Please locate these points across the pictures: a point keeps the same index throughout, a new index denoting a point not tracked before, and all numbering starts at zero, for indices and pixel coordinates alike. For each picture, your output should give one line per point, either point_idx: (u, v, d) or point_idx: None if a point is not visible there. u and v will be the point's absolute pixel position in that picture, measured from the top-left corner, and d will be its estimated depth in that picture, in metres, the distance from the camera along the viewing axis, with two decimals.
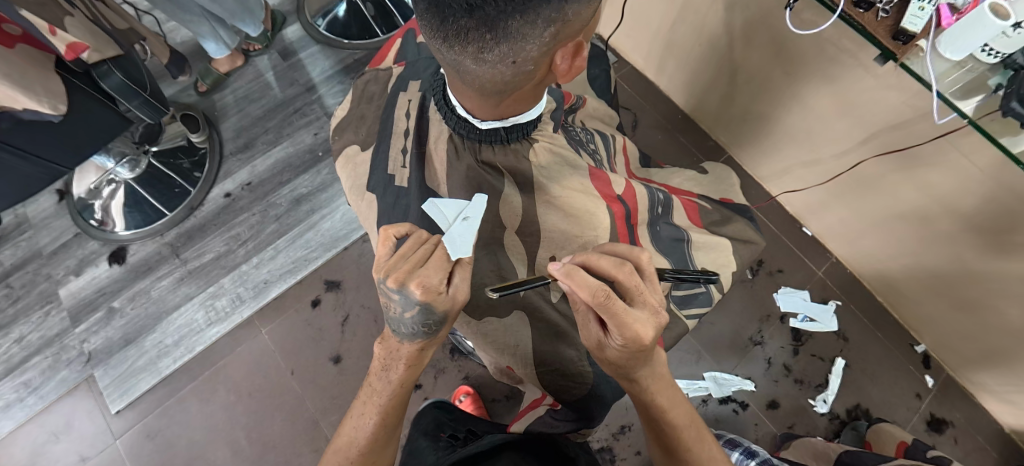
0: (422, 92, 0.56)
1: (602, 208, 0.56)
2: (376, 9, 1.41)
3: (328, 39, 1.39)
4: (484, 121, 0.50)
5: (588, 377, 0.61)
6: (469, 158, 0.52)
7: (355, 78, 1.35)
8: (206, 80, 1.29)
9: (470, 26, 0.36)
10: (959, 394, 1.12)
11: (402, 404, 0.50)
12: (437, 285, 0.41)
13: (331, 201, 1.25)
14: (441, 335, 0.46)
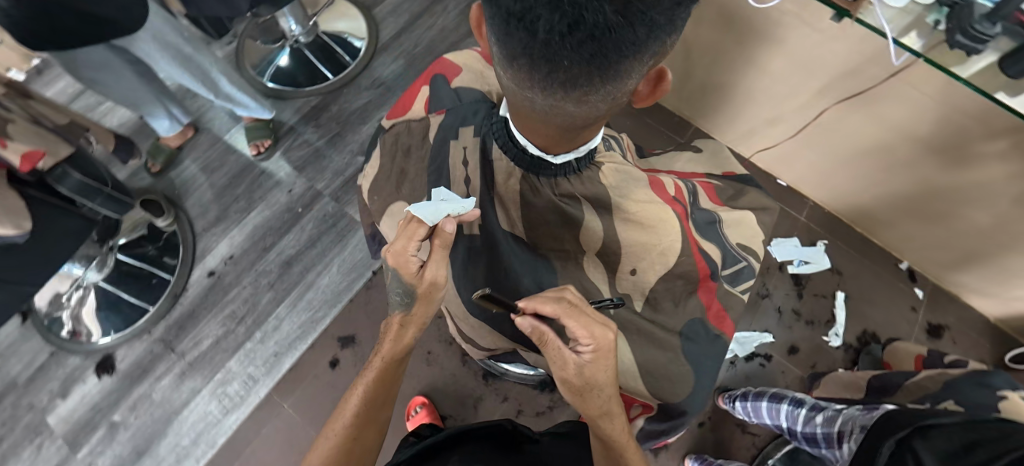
0: (479, 137, 0.54)
1: (671, 214, 0.57)
2: (319, 52, 1.36)
3: (278, 92, 1.34)
4: (557, 157, 0.50)
5: (685, 379, 0.61)
6: (549, 193, 0.52)
7: (316, 126, 1.31)
8: (157, 159, 1.21)
9: (581, 74, 0.34)
10: (945, 299, 1.23)
11: (390, 372, 0.57)
12: (405, 254, 0.50)
13: (323, 256, 1.19)
14: (419, 313, 0.55)
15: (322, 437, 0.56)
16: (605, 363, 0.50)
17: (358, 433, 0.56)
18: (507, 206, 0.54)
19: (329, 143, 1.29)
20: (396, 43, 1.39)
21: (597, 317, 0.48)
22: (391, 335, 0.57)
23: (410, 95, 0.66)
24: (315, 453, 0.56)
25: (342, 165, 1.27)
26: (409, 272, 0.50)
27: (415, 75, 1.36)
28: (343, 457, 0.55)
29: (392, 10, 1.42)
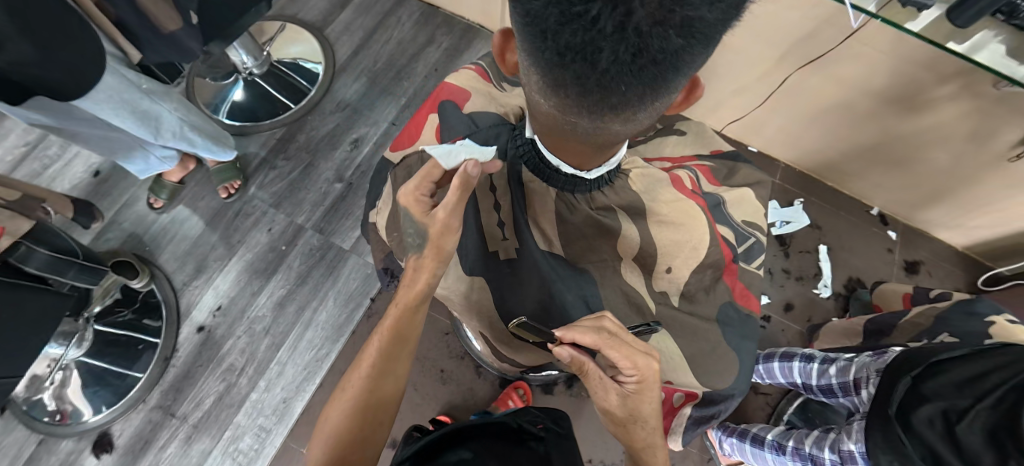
0: (505, 161, 0.56)
1: (696, 207, 0.62)
2: (276, 82, 1.31)
3: (238, 129, 1.28)
4: (591, 172, 0.53)
5: (721, 358, 0.63)
6: (585, 208, 0.56)
7: (286, 158, 1.26)
8: (162, 194, 1.16)
9: (636, 96, 0.34)
10: (916, 236, 1.31)
11: (407, 319, 0.57)
12: (418, 193, 0.53)
13: (316, 293, 1.15)
14: (429, 252, 0.54)
15: (341, 391, 0.57)
16: (649, 393, 0.50)
17: (376, 384, 0.56)
18: (542, 225, 0.57)
19: (301, 175, 1.24)
20: (354, 62, 1.35)
21: (639, 349, 0.48)
22: (406, 276, 0.56)
23: (421, 124, 0.67)
24: (333, 410, 0.56)
25: (319, 196, 1.23)
26: (417, 207, 0.53)
27: (379, 93, 1.33)
28: (362, 410, 0.55)
29: (344, 29, 1.38)
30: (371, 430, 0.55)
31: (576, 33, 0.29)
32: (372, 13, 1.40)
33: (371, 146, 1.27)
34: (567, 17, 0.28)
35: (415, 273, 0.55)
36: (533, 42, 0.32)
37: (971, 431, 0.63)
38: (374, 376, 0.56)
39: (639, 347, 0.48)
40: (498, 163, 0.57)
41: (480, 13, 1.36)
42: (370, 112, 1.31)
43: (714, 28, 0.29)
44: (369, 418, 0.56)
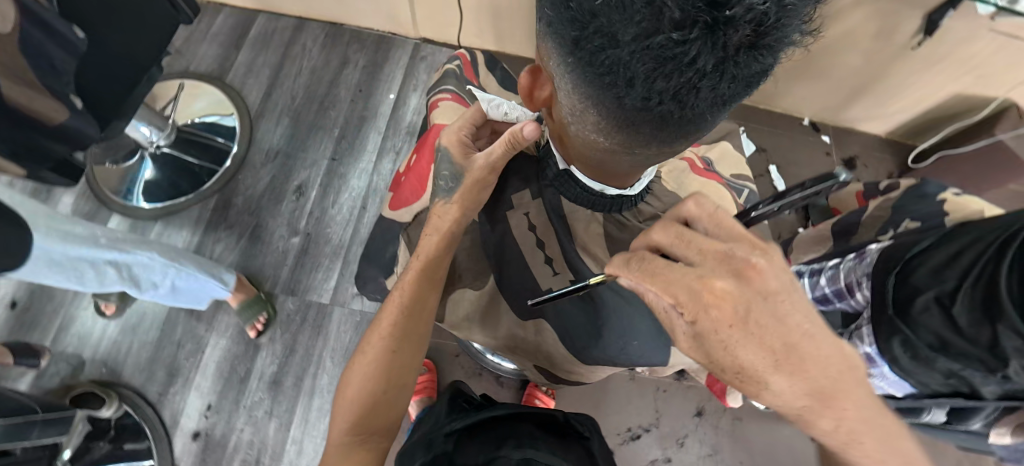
0: (538, 196, 0.58)
1: (718, 186, 0.67)
2: (192, 148, 1.19)
3: (164, 209, 1.14)
4: (635, 186, 0.55)
5: None
6: (635, 223, 0.59)
7: (229, 227, 1.15)
8: (110, 298, 1.03)
9: (709, 116, 0.34)
10: (844, 134, 1.43)
11: (430, 271, 0.57)
12: (462, 136, 0.57)
13: (309, 359, 1.07)
14: (449, 209, 0.56)
15: (363, 350, 0.59)
16: (731, 340, 0.34)
17: (398, 347, 0.58)
18: (579, 245, 0.58)
19: (251, 240, 1.14)
20: (269, 105, 1.25)
21: (681, 274, 0.36)
22: (429, 229, 0.58)
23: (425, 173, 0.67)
24: (356, 371, 0.58)
25: (278, 256, 1.14)
26: (458, 149, 0.57)
27: (308, 130, 1.23)
28: (384, 373, 0.58)
29: (246, 71, 1.27)
30: (394, 391, 0.59)
31: (669, 76, 0.29)
32: (272, 47, 1.29)
33: (318, 189, 1.18)
34: (657, 64, 0.28)
35: (439, 225, 0.57)
36: (610, 90, 0.32)
37: (961, 313, 0.68)
38: (397, 329, 0.58)
39: (678, 273, 0.36)
40: (533, 200, 0.59)
41: (388, 21, 1.28)
42: (304, 153, 1.21)
43: (798, 41, 0.29)
44: (392, 377, 0.58)
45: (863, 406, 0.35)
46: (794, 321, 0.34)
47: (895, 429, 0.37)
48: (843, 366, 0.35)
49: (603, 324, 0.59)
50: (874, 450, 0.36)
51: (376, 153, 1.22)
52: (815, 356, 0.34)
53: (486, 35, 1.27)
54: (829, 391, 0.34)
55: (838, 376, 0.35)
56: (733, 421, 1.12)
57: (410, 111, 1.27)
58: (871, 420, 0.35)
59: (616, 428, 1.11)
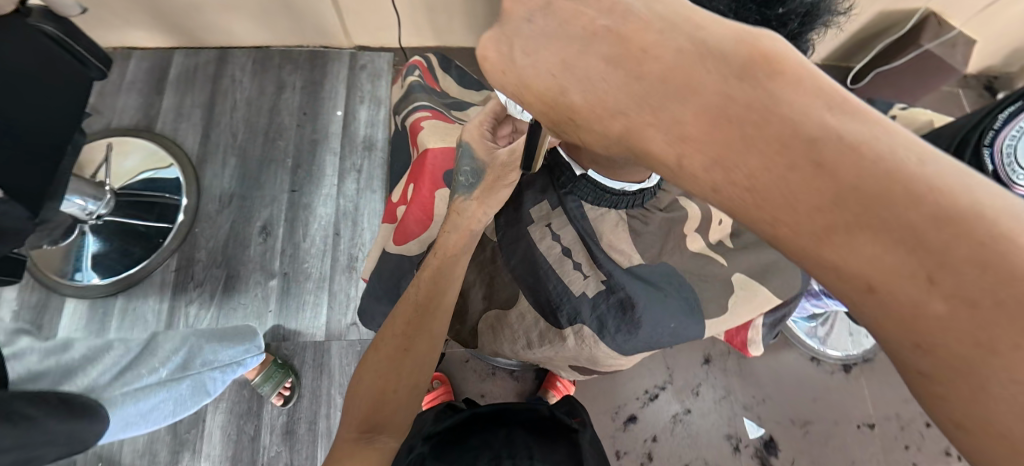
0: (558, 205, 0.62)
1: None
2: (139, 210, 1.11)
3: (121, 280, 1.06)
4: (653, 179, 0.60)
5: (768, 262, 0.67)
6: (656, 215, 0.64)
7: (199, 284, 1.07)
8: None
9: None
10: None
11: (449, 268, 0.60)
12: (481, 133, 0.61)
13: (318, 400, 1.02)
14: (467, 206, 0.60)
15: (377, 345, 0.57)
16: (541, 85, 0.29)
17: (410, 343, 0.56)
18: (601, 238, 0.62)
19: (226, 292, 1.07)
20: (211, 148, 1.17)
21: None
22: (448, 226, 0.61)
23: (431, 203, 0.70)
24: (367, 369, 0.56)
25: (259, 303, 1.07)
26: (480, 146, 0.61)
27: (260, 166, 1.16)
28: (397, 372, 0.55)
29: (176, 115, 1.19)
30: (405, 390, 0.55)
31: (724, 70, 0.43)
32: (198, 85, 1.21)
33: (284, 226, 1.12)
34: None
35: (457, 221, 0.60)
36: None
37: None
38: (414, 325, 0.57)
39: None
40: (553, 210, 0.63)
41: (317, 36, 1.22)
42: (261, 191, 1.14)
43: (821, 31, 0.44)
44: (405, 380, 0.55)
45: (763, 110, 0.22)
46: (598, 27, 0.27)
47: (910, 159, 0.20)
48: (705, 58, 0.24)
49: (640, 316, 0.60)
50: (821, 200, 0.21)
51: (337, 176, 1.17)
52: (637, 57, 0.25)
53: (423, 32, 1.23)
54: (664, 100, 0.24)
55: (684, 73, 0.24)
56: (739, 362, 1.14)
57: (361, 124, 1.21)
58: (793, 132, 0.22)
59: (633, 392, 1.11)
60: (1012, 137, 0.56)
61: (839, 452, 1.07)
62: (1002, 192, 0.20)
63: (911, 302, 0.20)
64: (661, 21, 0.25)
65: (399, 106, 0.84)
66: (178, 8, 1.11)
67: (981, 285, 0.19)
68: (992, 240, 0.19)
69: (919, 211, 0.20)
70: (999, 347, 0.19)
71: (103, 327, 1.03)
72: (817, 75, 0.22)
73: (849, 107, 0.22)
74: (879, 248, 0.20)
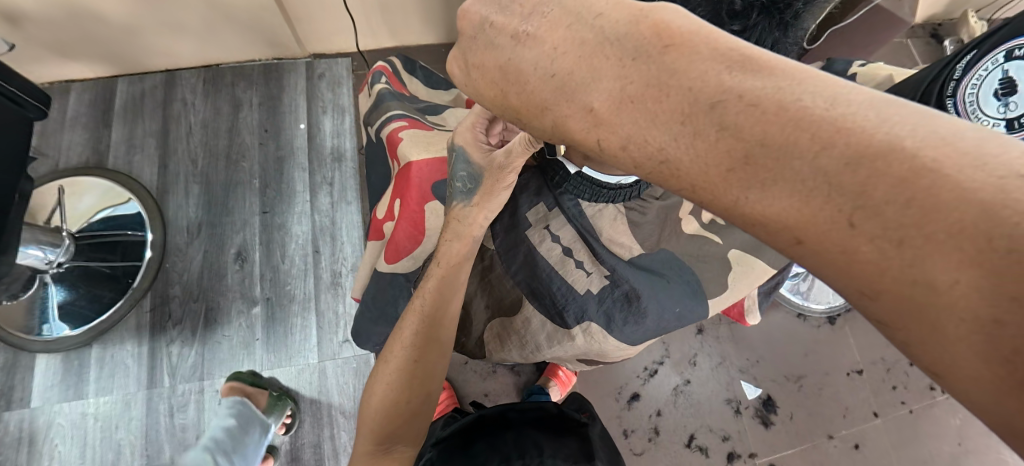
0: (556, 205, 0.63)
1: None
2: (105, 253, 1.07)
3: (92, 329, 1.00)
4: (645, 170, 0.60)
5: None
6: (654, 203, 0.63)
7: (177, 322, 1.03)
8: None
9: None
10: None
11: (456, 275, 0.58)
12: (474, 135, 0.60)
13: (320, 423, 0.99)
14: (467, 211, 0.59)
15: (386, 359, 0.58)
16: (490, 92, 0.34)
17: (420, 355, 0.56)
18: (597, 235, 0.62)
19: (208, 327, 1.03)
20: (170, 179, 1.12)
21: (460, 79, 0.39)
22: (449, 235, 0.59)
23: (420, 217, 0.69)
24: (378, 383, 0.57)
25: (245, 333, 1.03)
26: (474, 148, 0.59)
27: (226, 190, 1.12)
28: (408, 383, 0.56)
29: (128, 147, 1.13)
30: (418, 401, 0.57)
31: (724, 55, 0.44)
32: (148, 113, 1.15)
33: (259, 250, 1.08)
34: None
35: (458, 228, 0.58)
36: None
37: None
38: (423, 339, 0.57)
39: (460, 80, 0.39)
40: (551, 211, 0.64)
41: (269, 48, 1.17)
42: (230, 216, 1.10)
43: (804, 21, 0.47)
44: (415, 387, 0.56)
45: (665, 83, 0.25)
46: (519, 29, 0.31)
47: (820, 104, 0.22)
48: (606, 41, 0.28)
49: (645, 305, 0.61)
50: (721, 160, 0.24)
51: (309, 191, 1.13)
52: (548, 56, 0.30)
53: (380, 34, 1.19)
54: (580, 88, 0.28)
55: (591, 62, 0.28)
56: (730, 327, 1.16)
57: (327, 135, 1.17)
58: (694, 99, 0.25)
59: (633, 370, 1.12)
60: (972, 85, 0.56)
61: (833, 401, 1.10)
62: (919, 123, 0.20)
63: (841, 247, 0.21)
64: (571, 16, 0.29)
65: (370, 115, 0.82)
66: (116, 33, 1.05)
67: (907, 221, 0.20)
68: (913, 174, 0.19)
69: (827, 155, 0.21)
70: (938, 281, 0.19)
71: (81, 380, 0.98)
72: (717, 42, 0.25)
73: (750, 66, 0.24)
74: (798, 196, 0.22)
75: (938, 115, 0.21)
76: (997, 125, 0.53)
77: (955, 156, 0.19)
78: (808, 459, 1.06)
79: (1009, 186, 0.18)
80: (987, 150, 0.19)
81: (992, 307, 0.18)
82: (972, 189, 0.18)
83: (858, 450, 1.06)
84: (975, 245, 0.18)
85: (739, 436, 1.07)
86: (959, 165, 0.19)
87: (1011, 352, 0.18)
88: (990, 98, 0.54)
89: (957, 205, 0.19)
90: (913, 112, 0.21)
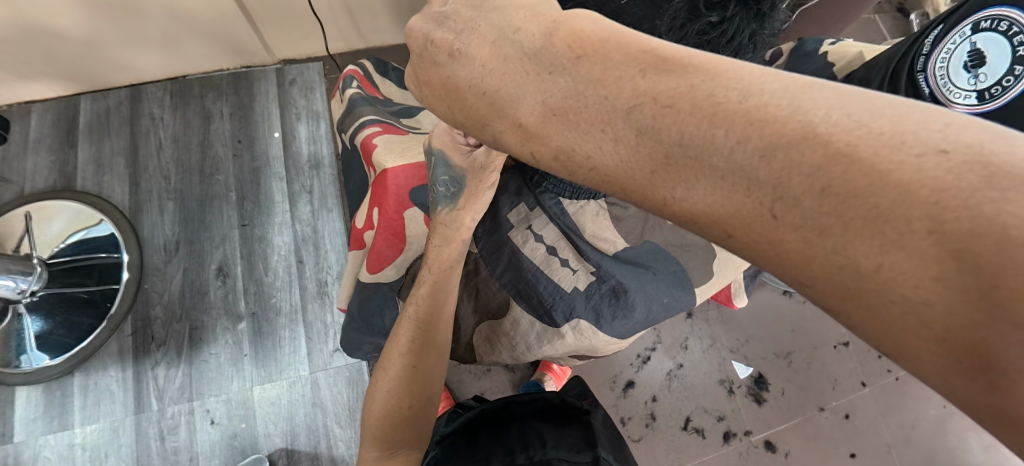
0: (537, 204, 0.63)
1: None
2: (80, 278, 1.04)
3: (75, 357, 0.97)
4: None
5: None
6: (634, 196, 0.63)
7: (162, 342, 1.01)
8: None
9: None
10: None
11: (450, 278, 0.58)
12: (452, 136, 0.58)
13: (316, 434, 0.97)
14: (449, 216, 0.58)
15: (384, 366, 0.57)
16: (442, 107, 0.35)
17: (419, 360, 0.56)
18: (579, 232, 0.63)
19: (193, 345, 1.01)
20: (144, 197, 1.09)
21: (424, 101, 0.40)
22: (438, 239, 0.58)
23: (400, 226, 0.68)
24: (379, 390, 0.57)
25: (232, 350, 1.01)
26: (453, 150, 0.58)
27: (202, 205, 1.09)
28: (409, 389, 0.56)
29: (96, 167, 1.09)
30: (420, 405, 0.56)
31: None
32: (115, 130, 1.11)
33: (240, 264, 1.06)
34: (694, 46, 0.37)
35: (447, 232, 0.57)
36: None
37: None
38: (422, 346, 0.56)
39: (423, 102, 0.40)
40: (532, 210, 0.64)
41: (237, 56, 1.14)
42: (207, 231, 1.07)
43: None
44: (416, 393, 0.56)
45: (582, 94, 0.26)
46: (453, 47, 0.32)
47: (733, 98, 0.22)
48: (526, 58, 0.28)
49: (634, 299, 0.61)
50: (653, 162, 0.24)
51: (288, 201, 1.11)
52: (477, 75, 0.31)
53: (349, 35, 1.17)
54: (507, 104, 0.29)
55: (514, 78, 0.29)
56: (718, 309, 1.17)
57: (303, 142, 1.15)
58: (612, 107, 0.25)
59: (626, 358, 1.13)
60: (942, 58, 0.56)
61: (822, 374, 1.12)
62: (831, 106, 0.20)
63: (767, 238, 0.21)
64: (495, 32, 0.30)
65: (343, 122, 0.80)
66: (74, 49, 1.01)
67: (826, 208, 0.19)
68: (827, 161, 0.19)
69: (742, 150, 0.21)
70: (862, 266, 0.19)
71: (67, 409, 0.95)
72: (630, 46, 0.26)
73: (663, 67, 0.24)
74: (719, 192, 0.22)
75: (854, 93, 0.20)
76: (969, 97, 0.54)
77: (867, 138, 0.19)
78: (801, 433, 1.07)
79: (926, 164, 0.17)
80: (902, 129, 0.19)
81: (916, 288, 0.18)
82: (887, 171, 0.18)
83: (848, 420, 1.08)
84: (894, 229, 0.18)
85: (733, 415, 1.08)
86: (873, 147, 0.18)
87: (941, 331, 0.18)
88: (960, 70, 0.55)
89: (874, 187, 0.18)
90: (826, 95, 0.20)
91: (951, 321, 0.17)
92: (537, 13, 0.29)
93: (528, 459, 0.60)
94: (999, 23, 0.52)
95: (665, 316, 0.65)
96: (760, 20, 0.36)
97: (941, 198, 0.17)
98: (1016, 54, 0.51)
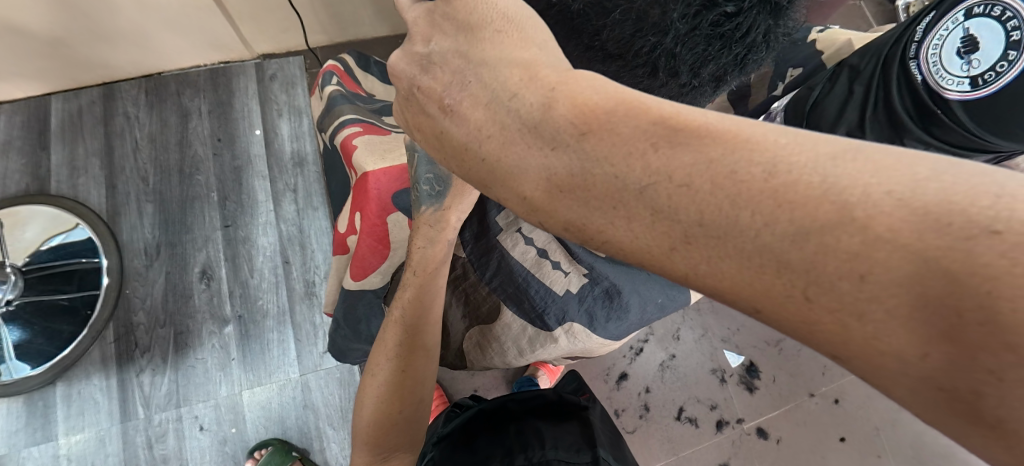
0: None
1: None
2: (56, 284, 1.00)
3: (55, 364, 0.95)
4: None
5: None
6: None
7: (146, 349, 0.98)
8: None
9: None
10: None
11: (434, 278, 0.56)
12: None
13: (308, 437, 0.96)
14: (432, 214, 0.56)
15: (372, 371, 0.56)
16: (428, 144, 0.33)
17: (407, 364, 0.55)
18: None
19: (179, 352, 0.98)
20: (120, 198, 1.06)
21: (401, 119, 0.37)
22: (422, 240, 0.56)
23: (384, 232, 0.66)
24: (367, 396, 0.55)
25: (220, 355, 0.99)
26: None
27: (182, 207, 1.06)
28: (397, 393, 0.54)
29: (71, 169, 1.06)
30: (411, 409, 0.55)
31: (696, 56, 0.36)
32: (88, 130, 1.08)
33: (224, 266, 1.03)
34: (705, 40, 0.32)
35: (430, 232, 0.56)
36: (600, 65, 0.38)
37: None
38: (409, 347, 0.55)
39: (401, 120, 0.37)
40: None
41: (213, 51, 1.10)
42: (189, 233, 1.05)
43: None
44: (404, 397, 0.55)
45: (587, 171, 0.24)
46: (445, 101, 0.30)
47: (758, 176, 0.20)
48: (526, 130, 0.26)
49: (627, 300, 0.61)
50: (675, 240, 0.22)
51: (272, 201, 1.08)
52: (465, 140, 0.28)
53: (329, 29, 1.13)
54: (508, 177, 0.27)
55: (510, 147, 0.26)
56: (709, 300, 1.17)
57: (286, 139, 1.12)
58: (625, 185, 0.23)
59: (618, 351, 1.12)
60: (935, 45, 0.56)
61: (812, 360, 1.12)
62: (867, 182, 0.19)
63: (799, 319, 0.20)
64: (488, 93, 0.27)
65: (323, 121, 0.78)
66: (44, 48, 0.97)
67: (866, 293, 0.18)
68: (867, 246, 0.18)
69: (769, 232, 0.20)
70: (909, 355, 0.18)
71: (50, 417, 0.93)
72: (639, 116, 0.24)
73: (677, 139, 0.23)
74: (743, 270, 0.21)
75: (890, 162, 0.19)
76: (962, 83, 0.53)
77: (910, 222, 0.17)
78: (792, 418, 1.08)
79: (977, 248, 0.16)
80: (950, 208, 0.17)
81: (971, 380, 0.17)
82: (933, 257, 0.17)
83: (838, 405, 1.09)
84: (946, 320, 0.17)
85: (726, 404, 1.09)
86: (916, 231, 0.17)
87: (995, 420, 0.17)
88: (954, 57, 0.54)
89: (921, 276, 0.17)
90: (863, 166, 0.19)
91: (1005, 412, 0.17)
92: (533, 74, 0.26)
93: (527, 459, 0.59)
94: (992, 9, 0.51)
95: (655, 317, 0.65)
96: (776, 16, 0.33)
97: (997, 288, 0.16)
98: (1010, 39, 0.50)
